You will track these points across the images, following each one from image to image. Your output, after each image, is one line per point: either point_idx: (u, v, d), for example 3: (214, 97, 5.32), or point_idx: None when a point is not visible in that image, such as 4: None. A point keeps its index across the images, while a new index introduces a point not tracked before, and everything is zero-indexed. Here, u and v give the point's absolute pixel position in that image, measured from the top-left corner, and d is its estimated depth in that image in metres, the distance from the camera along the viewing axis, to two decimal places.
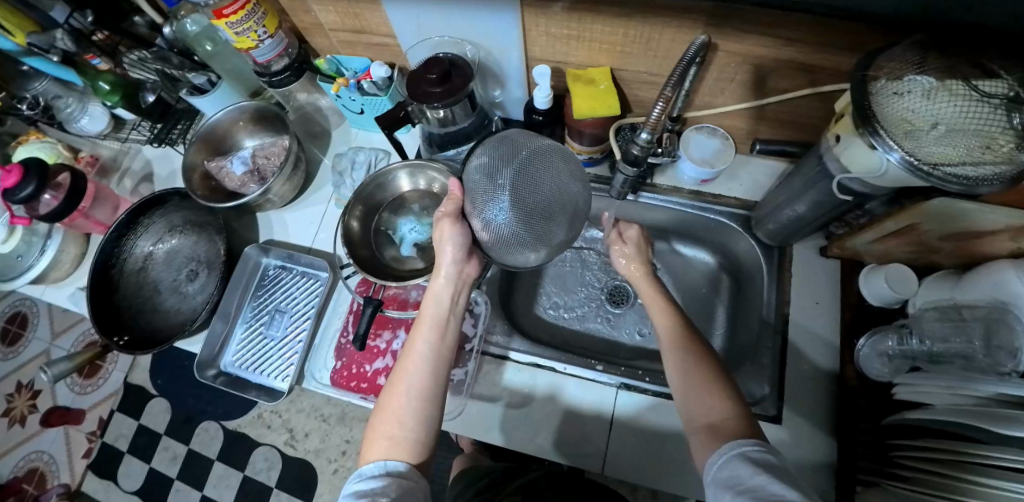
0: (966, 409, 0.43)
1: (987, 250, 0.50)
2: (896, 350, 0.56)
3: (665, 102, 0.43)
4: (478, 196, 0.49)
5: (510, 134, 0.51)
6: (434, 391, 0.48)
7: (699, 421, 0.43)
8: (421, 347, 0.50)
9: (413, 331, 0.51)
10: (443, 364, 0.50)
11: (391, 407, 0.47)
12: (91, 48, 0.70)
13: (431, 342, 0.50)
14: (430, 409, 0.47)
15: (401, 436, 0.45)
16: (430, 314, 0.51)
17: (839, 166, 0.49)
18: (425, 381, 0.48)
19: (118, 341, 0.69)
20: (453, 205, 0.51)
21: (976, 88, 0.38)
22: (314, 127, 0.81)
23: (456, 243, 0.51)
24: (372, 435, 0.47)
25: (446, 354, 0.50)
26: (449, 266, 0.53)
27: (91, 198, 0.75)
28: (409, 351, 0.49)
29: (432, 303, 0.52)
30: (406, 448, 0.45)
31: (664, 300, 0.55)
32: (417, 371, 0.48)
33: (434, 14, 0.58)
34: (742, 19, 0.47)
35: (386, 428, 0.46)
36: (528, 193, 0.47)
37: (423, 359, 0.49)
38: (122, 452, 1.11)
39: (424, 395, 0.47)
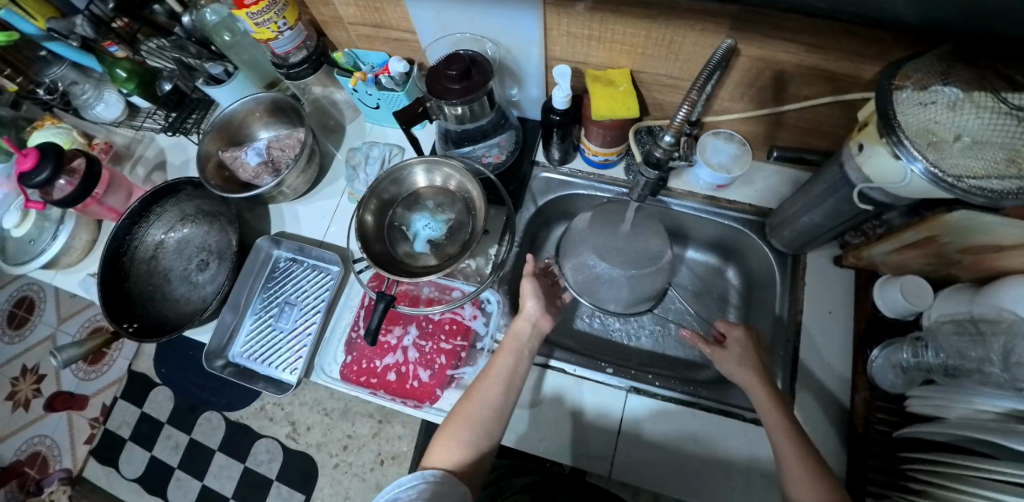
0: (979, 424, 0.42)
1: (1006, 264, 0.49)
2: (910, 361, 0.54)
3: (690, 105, 0.42)
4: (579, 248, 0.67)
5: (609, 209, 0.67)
6: (504, 413, 0.53)
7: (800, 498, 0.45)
8: (499, 372, 0.55)
9: (494, 356, 0.57)
10: (515, 391, 0.55)
11: (464, 416, 0.52)
12: (109, 34, 0.71)
13: (509, 368, 0.55)
14: (494, 429, 0.52)
15: (461, 447, 0.51)
16: (512, 344, 0.57)
17: (861, 176, 0.49)
18: (497, 402, 0.53)
19: (127, 328, 0.69)
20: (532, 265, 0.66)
21: (1005, 101, 0.38)
22: (329, 120, 0.81)
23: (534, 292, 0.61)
24: (438, 440, 0.52)
25: (518, 382, 0.55)
26: (530, 312, 0.60)
27: (106, 185, 0.75)
28: (488, 372, 0.55)
29: (513, 335, 0.58)
30: (462, 457, 0.50)
31: (764, 389, 0.52)
32: (491, 391, 0.54)
33: (455, 10, 0.58)
34: (765, 23, 0.47)
35: (453, 435, 0.51)
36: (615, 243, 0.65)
37: (500, 382, 0.55)
38: (125, 439, 1.11)
39: (491, 415, 0.53)
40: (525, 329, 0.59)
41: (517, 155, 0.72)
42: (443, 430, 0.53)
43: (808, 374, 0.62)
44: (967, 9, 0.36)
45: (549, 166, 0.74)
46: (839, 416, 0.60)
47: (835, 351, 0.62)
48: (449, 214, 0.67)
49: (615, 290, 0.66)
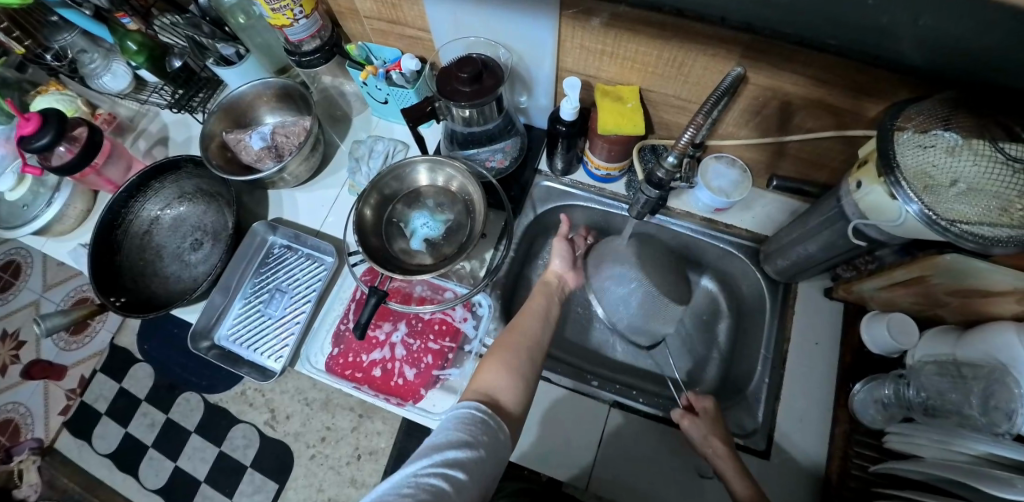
0: (954, 465, 0.43)
1: (993, 310, 0.50)
2: (891, 397, 0.54)
3: (696, 128, 0.43)
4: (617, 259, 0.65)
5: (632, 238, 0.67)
6: (542, 343, 0.57)
7: None
8: (534, 308, 0.61)
9: (529, 300, 0.63)
10: (550, 326, 0.60)
11: (509, 342, 0.55)
12: (124, 7, 0.69)
13: (542, 306, 0.62)
14: (536, 353, 0.56)
15: (516, 364, 0.53)
16: (543, 290, 0.65)
17: (857, 211, 0.49)
18: (538, 333, 0.58)
19: (115, 301, 0.68)
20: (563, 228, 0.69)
21: (1002, 151, 0.39)
22: (336, 111, 0.81)
23: (563, 253, 0.67)
24: (484, 366, 0.53)
25: (551, 322, 0.61)
26: (557, 268, 0.67)
27: (106, 155, 0.74)
28: (525, 312, 0.60)
29: (545, 286, 0.66)
30: (517, 375, 0.52)
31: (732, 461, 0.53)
32: (531, 323, 0.59)
33: (472, 13, 0.58)
34: (775, 54, 0.47)
35: (503, 356, 0.54)
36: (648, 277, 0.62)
37: (536, 316, 0.60)
38: (100, 413, 1.10)
39: (536, 343, 0.57)
40: (553, 280, 0.66)
41: (520, 162, 0.73)
42: (485, 360, 0.54)
43: (790, 403, 0.62)
44: None
45: (551, 175, 0.74)
46: (817, 446, 0.60)
47: (818, 382, 0.63)
48: (448, 215, 0.67)
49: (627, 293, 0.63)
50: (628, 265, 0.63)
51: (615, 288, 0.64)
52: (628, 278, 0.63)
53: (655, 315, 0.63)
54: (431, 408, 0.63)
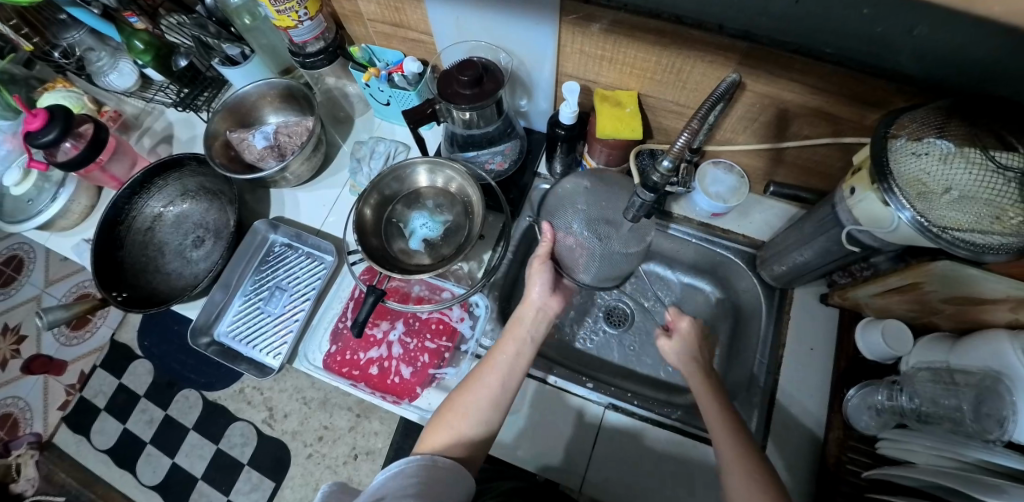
0: (948, 472, 0.43)
1: (986, 318, 0.50)
2: (885, 404, 0.55)
3: (690, 133, 0.44)
4: (555, 207, 0.63)
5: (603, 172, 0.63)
6: (502, 399, 0.52)
7: None
8: (499, 359, 0.54)
9: (496, 344, 0.56)
10: (513, 381, 0.53)
11: (463, 402, 0.52)
12: (132, 6, 0.71)
13: (508, 355, 0.54)
14: (492, 416, 0.51)
15: (463, 432, 0.50)
16: (517, 331, 0.57)
17: (851, 217, 0.50)
18: (494, 393, 0.52)
19: (116, 296, 0.69)
20: (546, 247, 0.61)
21: (994, 158, 0.39)
22: (339, 112, 0.82)
23: (544, 276, 0.60)
24: (434, 427, 0.51)
25: (518, 374, 0.54)
26: (537, 295, 0.59)
27: (111, 151, 0.75)
28: (492, 358, 0.54)
29: (518, 323, 0.58)
30: (463, 442, 0.50)
31: (703, 380, 0.54)
32: (490, 380, 0.53)
33: (474, 17, 0.59)
34: (772, 62, 0.48)
35: (451, 420, 0.51)
36: (602, 200, 0.61)
37: (498, 371, 0.53)
38: (99, 409, 1.10)
39: (494, 400, 0.52)
40: (531, 312, 0.59)
41: (519, 165, 0.74)
42: (440, 415, 0.52)
43: (784, 408, 0.63)
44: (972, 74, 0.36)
45: (550, 179, 0.75)
46: (810, 451, 0.60)
47: (813, 387, 0.63)
48: (448, 216, 0.68)
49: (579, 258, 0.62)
50: (575, 212, 0.61)
51: (566, 249, 0.62)
52: (575, 229, 0.61)
53: (611, 266, 0.63)
54: (428, 407, 0.63)
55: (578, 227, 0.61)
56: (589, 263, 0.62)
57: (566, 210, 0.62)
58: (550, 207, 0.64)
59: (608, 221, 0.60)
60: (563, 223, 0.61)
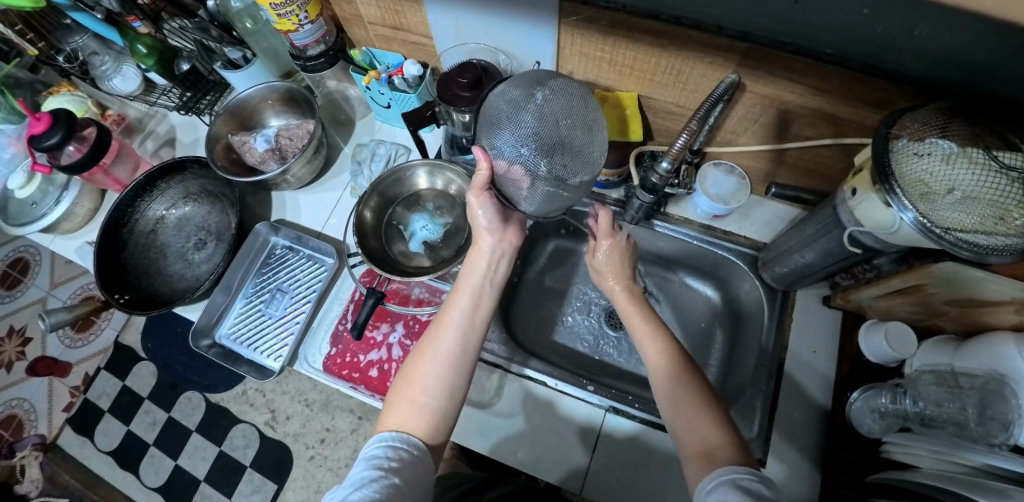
0: (953, 477, 0.43)
1: (990, 320, 0.50)
2: (889, 408, 0.54)
3: (689, 133, 0.45)
4: (492, 121, 0.48)
5: (538, 73, 0.49)
6: (460, 359, 0.48)
7: (694, 448, 0.43)
8: (454, 316, 0.51)
9: (447, 302, 0.52)
10: (472, 337, 0.50)
11: (418, 369, 0.48)
12: (135, 10, 0.72)
13: (463, 311, 0.51)
14: (454, 378, 0.47)
15: (423, 401, 0.46)
16: (468, 284, 0.53)
17: (853, 219, 0.50)
18: (452, 351, 0.48)
19: (119, 298, 0.69)
20: (483, 178, 0.51)
21: (996, 159, 0.39)
22: (340, 114, 0.82)
23: (488, 207, 0.53)
24: (393, 400, 0.47)
25: (476, 331, 0.51)
26: (483, 228, 0.54)
27: (114, 155, 0.76)
28: (443, 317, 0.50)
29: (471, 274, 0.54)
30: (425, 413, 0.46)
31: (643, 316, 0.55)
32: (447, 338, 0.49)
33: (474, 20, 0.59)
34: (775, 64, 0.48)
35: (408, 392, 0.47)
36: (557, 115, 0.47)
37: (455, 327, 0.50)
38: (103, 410, 1.11)
39: (452, 361, 0.48)
40: (483, 256, 0.54)
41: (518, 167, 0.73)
42: (396, 389, 0.48)
43: (786, 410, 0.62)
44: (980, 75, 0.36)
45: None
46: (813, 455, 0.60)
47: (816, 391, 0.63)
48: (448, 218, 0.68)
49: (519, 186, 0.50)
50: (506, 129, 0.47)
51: (507, 179, 0.50)
52: (518, 151, 0.47)
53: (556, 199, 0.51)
54: None
55: (523, 150, 0.46)
56: (535, 193, 0.50)
57: (505, 123, 0.47)
58: (482, 119, 0.50)
59: (566, 146, 0.47)
60: (501, 143, 0.47)
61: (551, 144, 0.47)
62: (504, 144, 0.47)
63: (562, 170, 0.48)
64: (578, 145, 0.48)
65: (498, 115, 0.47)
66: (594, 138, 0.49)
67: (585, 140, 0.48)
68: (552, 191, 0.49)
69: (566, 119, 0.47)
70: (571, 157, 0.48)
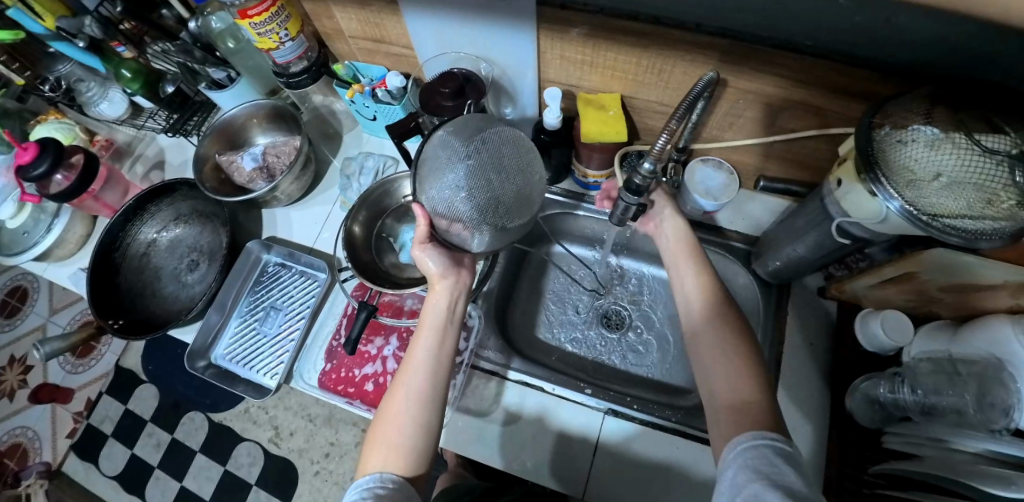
0: (956, 465, 0.42)
1: (984, 304, 0.50)
2: (887, 397, 0.54)
3: (671, 133, 0.43)
4: (432, 173, 0.49)
5: (471, 119, 0.51)
6: (431, 397, 0.48)
7: (722, 403, 0.46)
8: (420, 356, 0.50)
9: (411, 342, 0.52)
10: (442, 375, 0.50)
11: (391, 413, 0.47)
12: (117, 36, 0.72)
13: (430, 351, 0.50)
14: (428, 419, 0.48)
15: (399, 443, 0.46)
16: (430, 324, 0.52)
17: (840, 209, 0.49)
18: (423, 391, 0.48)
19: (112, 324, 0.69)
20: (423, 231, 0.52)
21: (978, 142, 0.38)
22: (328, 129, 0.82)
23: (438, 250, 0.54)
24: (372, 445, 0.47)
25: (443, 369, 0.51)
26: (434, 276, 0.54)
27: (103, 181, 0.77)
28: (410, 358, 0.50)
29: (431, 312, 0.53)
30: (403, 455, 0.46)
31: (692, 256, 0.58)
32: (416, 378, 0.49)
33: (454, 28, 0.59)
34: (755, 58, 0.48)
35: (384, 434, 0.47)
36: (489, 169, 0.50)
37: (423, 366, 0.50)
38: (106, 435, 1.10)
39: (423, 400, 0.48)
40: (439, 295, 0.54)
41: None
42: (372, 434, 0.48)
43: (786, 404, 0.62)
44: (962, 57, 0.36)
45: None
46: (816, 448, 0.59)
47: (816, 383, 0.63)
48: None
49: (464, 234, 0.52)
50: (445, 182, 0.49)
51: (451, 227, 0.51)
52: (455, 204, 0.49)
53: (500, 236, 0.54)
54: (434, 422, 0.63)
55: (463, 201, 0.49)
56: (476, 237, 0.52)
57: (441, 176, 0.49)
58: (420, 173, 0.49)
59: (499, 198, 0.51)
60: (436, 196, 0.49)
61: (487, 196, 0.50)
62: (446, 196, 0.49)
63: (497, 220, 0.52)
64: (513, 191, 0.52)
65: (431, 169, 0.49)
66: (532, 183, 0.53)
67: (518, 185, 0.52)
68: (496, 234, 0.53)
69: (498, 171, 0.50)
70: (507, 207, 0.52)
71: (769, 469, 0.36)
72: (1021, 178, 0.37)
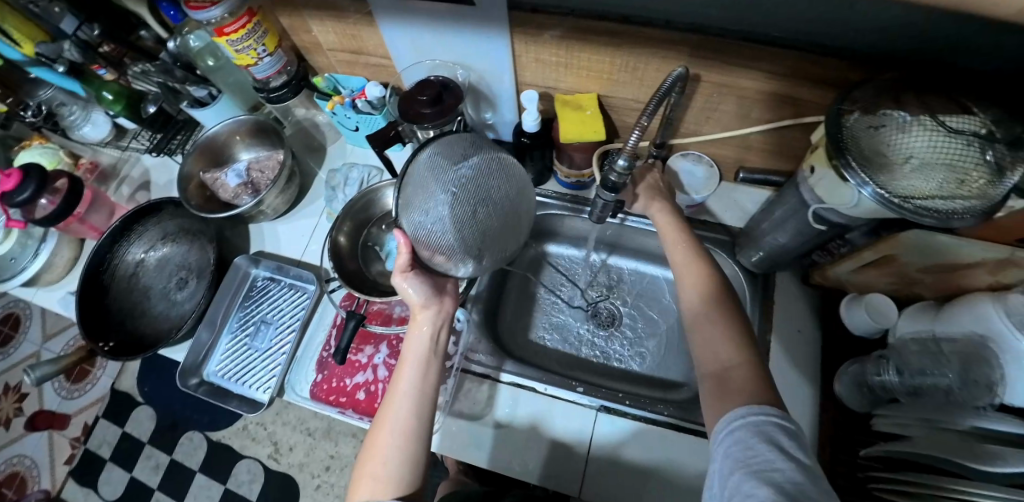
0: (944, 442, 0.43)
1: (966, 283, 0.52)
2: (875, 380, 0.54)
3: (642, 129, 0.44)
4: (414, 196, 0.48)
5: (462, 141, 0.51)
6: (416, 429, 0.49)
7: (709, 369, 0.48)
8: (404, 388, 0.51)
9: (395, 374, 0.52)
10: (426, 405, 0.50)
11: (378, 445, 0.48)
12: (97, 59, 0.74)
13: (414, 382, 0.51)
14: (414, 451, 0.48)
15: (386, 474, 0.47)
16: (413, 355, 0.53)
17: (815, 196, 0.50)
18: (408, 423, 0.49)
19: (103, 346, 0.69)
20: (405, 260, 0.52)
21: (943, 122, 0.39)
22: (312, 141, 0.83)
23: (421, 280, 0.54)
24: (360, 476, 0.48)
25: (428, 399, 0.51)
26: (417, 306, 0.54)
27: (88, 203, 0.77)
28: (395, 390, 0.51)
29: (414, 342, 0.54)
30: (390, 486, 0.46)
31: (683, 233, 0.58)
32: (401, 411, 0.49)
33: (430, 36, 0.60)
34: (723, 52, 0.49)
35: (371, 468, 0.48)
36: (476, 197, 0.49)
37: (407, 398, 0.50)
38: (105, 459, 1.10)
39: (408, 432, 0.49)
40: (421, 325, 0.54)
41: None
42: (361, 463, 0.49)
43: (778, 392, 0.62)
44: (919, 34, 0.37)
45: None
46: (809, 434, 0.60)
47: (805, 370, 0.63)
48: None
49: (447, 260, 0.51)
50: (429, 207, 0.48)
51: (432, 255, 0.50)
52: (436, 230, 0.49)
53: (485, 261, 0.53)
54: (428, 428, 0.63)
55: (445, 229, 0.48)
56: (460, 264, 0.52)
57: (424, 202, 0.48)
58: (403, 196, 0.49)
59: (484, 227, 0.50)
60: (418, 221, 0.48)
61: (471, 225, 0.49)
62: (428, 222, 0.48)
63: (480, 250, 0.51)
64: (499, 223, 0.51)
65: (412, 197, 0.49)
66: (521, 201, 0.53)
67: (505, 215, 0.51)
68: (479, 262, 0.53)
69: (486, 200, 0.50)
70: (491, 238, 0.51)
71: (759, 463, 0.36)
72: (989, 158, 0.38)
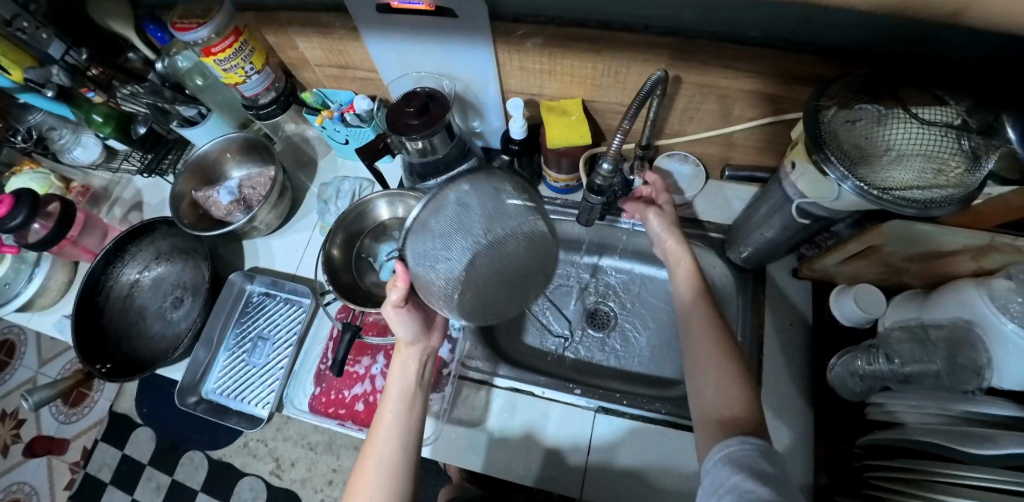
0: (936, 428, 0.43)
1: (950, 270, 0.52)
2: (866, 370, 0.56)
3: (624, 133, 0.46)
4: (425, 227, 0.45)
5: (498, 180, 0.48)
6: (401, 464, 0.50)
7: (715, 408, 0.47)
8: (389, 422, 0.51)
9: (380, 406, 0.53)
10: (411, 441, 0.51)
11: (364, 478, 0.49)
12: (86, 82, 0.74)
13: (399, 417, 0.52)
14: (398, 485, 0.49)
15: None
16: (399, 388, 0.53)
17: (797, 191, 0.51)
18: (393, 458, 0.50)
19: (100, 368, 0.69)
20: (398, 294, 0.51)
21: (916, 114, 0.40)
22: (302, 155, 0.84)
23: (411, 316, 0.54)
24: None
25: (413, 434, 0.52)
26: (404, 340, 0.55)
27: (81, 226, 0.77)
28: (380, 422, 0.51)
29: (399, 375, 0.54)
30: None
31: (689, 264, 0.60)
32: (387, 446, 0.50)
33: (415, 48, 0.61)
34: (701, 54, 0.50)
35: (356, 500, 0.48)
36: (488, 249, 0.47)
37: (392, 432, 0.51)
38: (105, 482, 1.09)
39: (393, 467, 0.49)
40: (403, 358, 0.55)
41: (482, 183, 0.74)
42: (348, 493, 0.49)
43: (772, 385, 0.63)
44: None
45: None
46: (805, 426, 0.60)
47: (798, 362, 0.64)
48: None
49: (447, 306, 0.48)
50: (439, 248, 0.46)
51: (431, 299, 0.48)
52: (440, 271, 0.46)
53: (489, 308, 0.50)
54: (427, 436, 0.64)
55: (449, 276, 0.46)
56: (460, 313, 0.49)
57: (434, 240, 0.45)
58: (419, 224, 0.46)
59: (491, 278, 0.48)
60: (424, 255, 0.46)
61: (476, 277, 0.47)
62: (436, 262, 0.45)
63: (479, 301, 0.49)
64: (508, 273, 0.49)
65: (427, 236, 0.46)
66: (540, 256, 0.52)
67: (517, 268, 0.50)
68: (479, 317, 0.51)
69: (499, 252, 0.48)
70: (495, 287, 0.49)
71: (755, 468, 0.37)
72: (966, 146, 0.39)
